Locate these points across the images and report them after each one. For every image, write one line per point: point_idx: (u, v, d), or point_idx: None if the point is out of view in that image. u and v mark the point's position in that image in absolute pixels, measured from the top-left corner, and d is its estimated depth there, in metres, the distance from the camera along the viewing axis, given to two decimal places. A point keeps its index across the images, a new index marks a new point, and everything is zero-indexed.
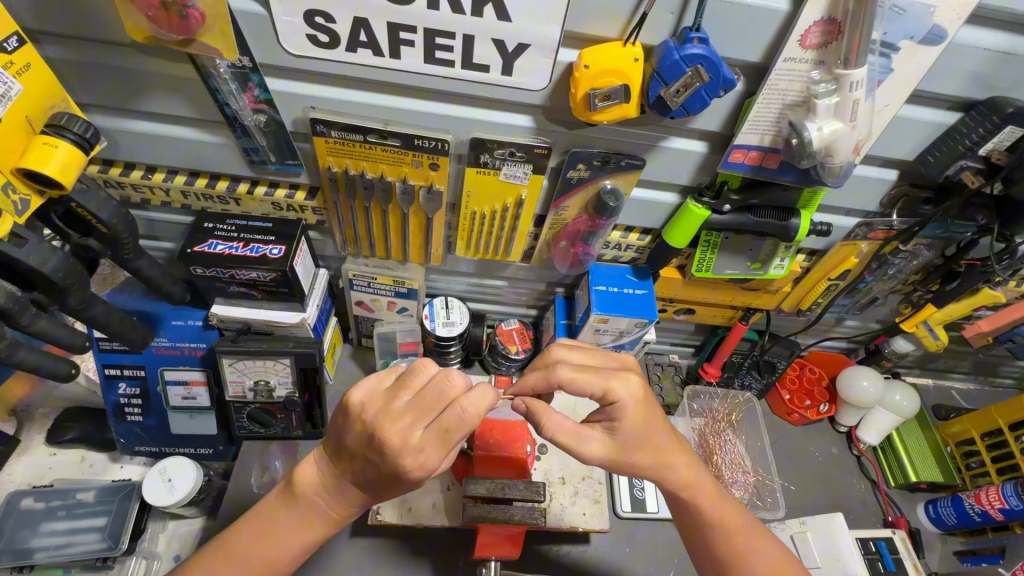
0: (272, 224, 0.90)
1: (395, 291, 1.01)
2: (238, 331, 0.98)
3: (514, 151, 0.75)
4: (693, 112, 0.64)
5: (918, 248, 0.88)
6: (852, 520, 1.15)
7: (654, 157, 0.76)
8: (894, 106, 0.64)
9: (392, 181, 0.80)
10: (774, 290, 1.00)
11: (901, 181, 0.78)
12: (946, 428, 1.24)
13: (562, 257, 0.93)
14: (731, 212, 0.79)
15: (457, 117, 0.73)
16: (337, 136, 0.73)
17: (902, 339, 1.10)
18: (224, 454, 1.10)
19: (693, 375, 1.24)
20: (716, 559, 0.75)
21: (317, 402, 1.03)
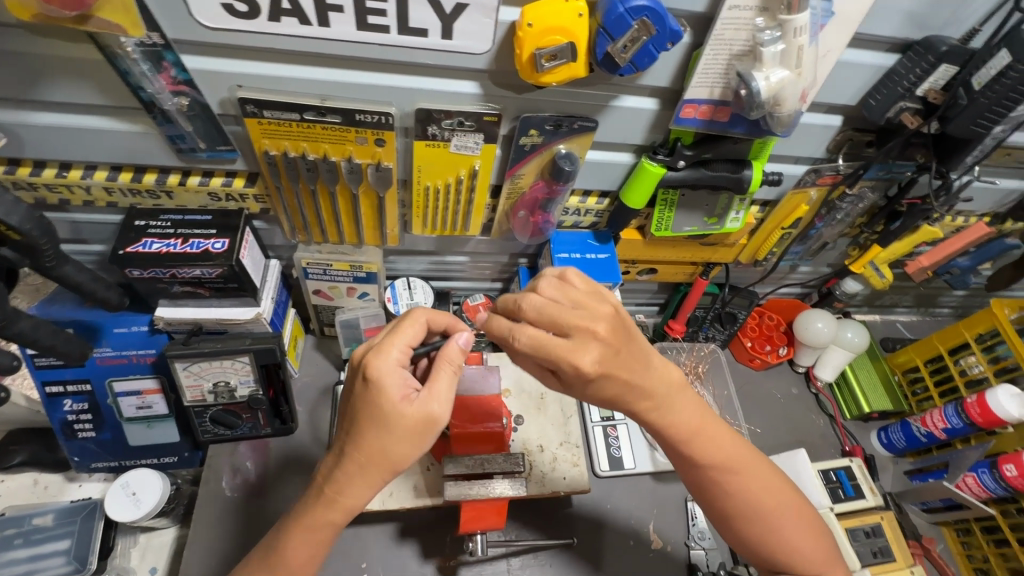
0: (212, 216, 0.84)
1: (354, 276, 0.97)
2: (188, 333, 0.92)
3: (463, 121, 0.71)
4: (642, 68, 0.62)
5: (864, 191, 0.90)
6: (815, 454, 1.23)
7: (606, 117, 0.74)
8: (836, 52, 0.64)
9: (336, 160, 0.76)
10: (731, 244, 1.01)
11: (845, 126, 0.80)
12: (893, 358, 1.32)
13: (522, 228, 0.92)
14: (686, 168, 0.80)
15: (398, 87, 0.68)
16: (271, 117, 0.68)
17: (851, 280, 1.16)
18: (191, 460, 1.05)
19: (659, 333, 1.27)
20: (718, 481, 0.78)
21: (283, 397, 0.99)
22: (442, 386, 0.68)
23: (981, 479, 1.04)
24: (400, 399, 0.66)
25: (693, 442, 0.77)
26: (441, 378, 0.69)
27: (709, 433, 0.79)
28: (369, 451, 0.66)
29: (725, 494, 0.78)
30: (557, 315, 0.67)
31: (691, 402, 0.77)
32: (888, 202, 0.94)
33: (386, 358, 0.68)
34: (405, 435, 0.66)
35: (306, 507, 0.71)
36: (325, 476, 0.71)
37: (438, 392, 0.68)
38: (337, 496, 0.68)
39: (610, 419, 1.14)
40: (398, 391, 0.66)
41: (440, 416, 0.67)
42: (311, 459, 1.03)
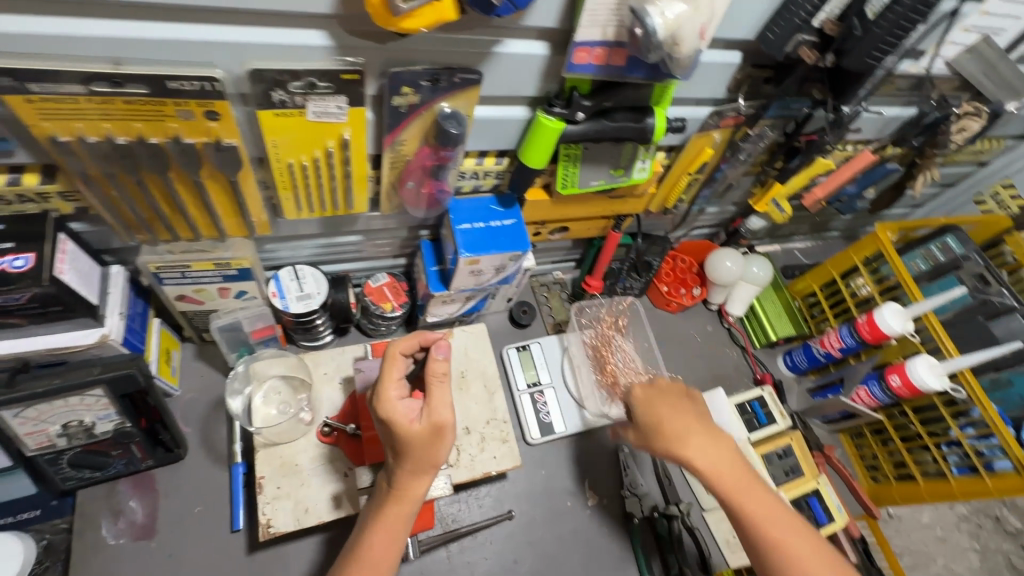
0: (4, 225, 0.65)
1: (223, 275, 0.82)
2: (11, 371, 0.74)
3: (315, 82, 0.58)
4: (521, 7, 0.52)
5: (764, 130, 0.87)
6: (730, 386, 1.29)
7: (492, 67, 0.64)
8: None
9: (159, 143, 0.60)
10: (640, 194, 0.97)
11: (744, 63, 0.75)
12: (794, 286, 1.39)
13: (414, 200, 0.81)
14: (586, 120, 0.71)
15: (221, 43, 0.53)
16: (43, 92, 0.51)
17: (755, 217, 1.16)
18: (61, 510, 0.89)
19: (578, 290, 1.24)
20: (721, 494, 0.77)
21: (161, 424, 0.86)
22: (438, 398, 0.73)
23: (872, 391, 1.13)
24: (407, 423, 0.71)
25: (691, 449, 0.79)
26: (436, 389, 0.73)
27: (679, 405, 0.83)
28: (409, 463, 0.71)
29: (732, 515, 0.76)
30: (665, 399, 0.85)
31: (710, 438, 0.80)
32: (787, 139, 0.94)
33: (387, 397, 0.72)
34: (423, 447, 0.71)
35: (374, 506, 0.74)
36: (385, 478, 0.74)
37: (436, 401, 0.72)
38: (399, 494, 0.72)
39: (536, 384, 1.11)
40: (405, 418, 0.71)
41: (446, 420, 0.72)
42: (209, 484, 0.91)
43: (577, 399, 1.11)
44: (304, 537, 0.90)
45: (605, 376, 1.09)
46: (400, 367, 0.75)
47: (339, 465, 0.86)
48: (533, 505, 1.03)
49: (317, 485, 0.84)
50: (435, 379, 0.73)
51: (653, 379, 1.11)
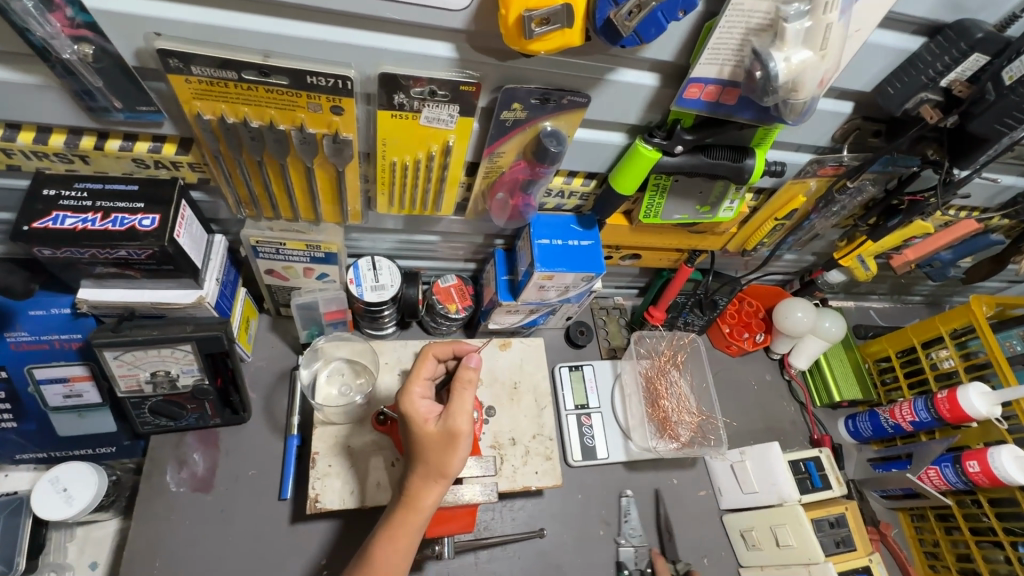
0: (138, 186, 0.72)
1: (310, 257, 0.87)
2: (118, 317, 0.81)
3: (436, 90, 0.61)
4: (647, 40, 0.53)
5: (864, 183, 0.84)
6: (784, 441, 1.23)
7: (600, 93, 0.65)
8: (866, 31, 0.56)
9: (285, 130, 0.65)
10: (720, 232, 0.96)
11: (856, 114, 0.73)
12: (865, 347, 1.32)
13: (499, 210, 0.83)
14: (684, 153, 0.71)
15: (360, 47, 0.57)
16: (201, 75, 0.57)
17: (836, 272, 1.12)
18: (132, 450, 0.96)
19: (638, 318, 1.22)
20: None
21: (233, 387, 0.90)
22: (457, 404, 0.74)
23: (944, 473, 1.06)
24: (423, 420, 0.74)
25: None
26: (457, 394, 0.74)
27: None
28: (419, 467, 0.73)
29: None
30: None
31: None
32: (888, 195, 0.89)
33: (409, 394, 0.76)
34: (435, 448, 0.72)
35: (388, 513, 0.75)
36: (400, 485, 0.76)
37: (455, 407, 0.74)
38: (410, 501, 0.73)
39: (584, 407, 1.10)
40: (421, 415, 0.74)
41: (461, 428, 0.72)
42: (266, 450, 0.96)
43: (624, 428, 1.08)
44: (344, 517, 0.93)
45: (658, 411, 1.08)
46: (428, 368, 0.79)
47: (386, 455, 0.87)
48: (567, 527, 1.02)
49: (364, 470, 0.86)
50: (458, 384, 0.75)
51: (705, 422, 1.10)
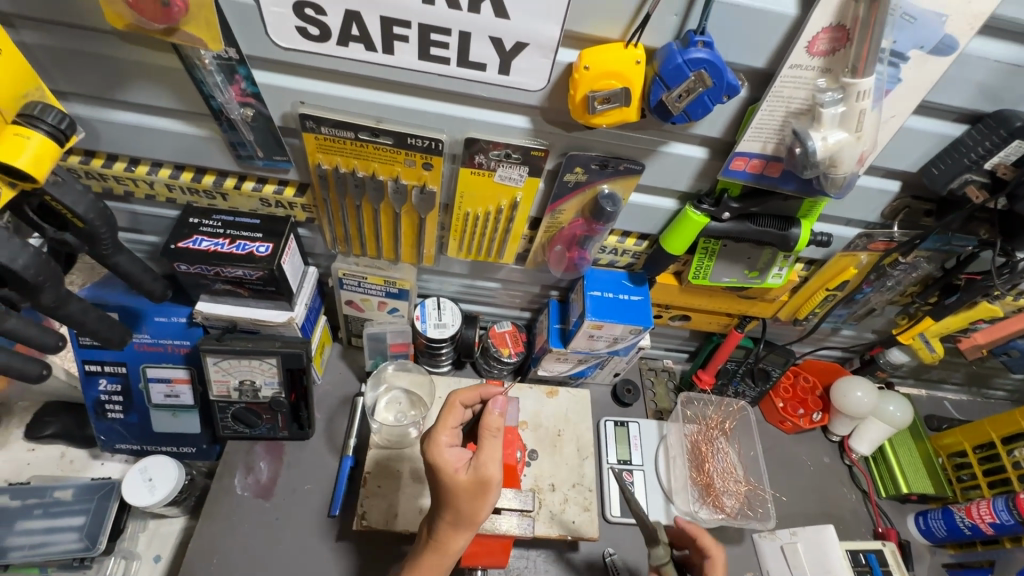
0: (260, 220, 0.87)
1: (386, 291, 0.98)
2: (223, 329, 0.95)
3: (511, 153, 0.72)
4: (695, 118, 0.62)
5: (919, 261, 0.86)
6: (843, 530, 1.15)
7: (653, 162, 0.74)
8: (902, 116, 0.62)
9: (383, 180, 0.78)
10: (771, 299, 0.98)
11: (903, 192, 0.77)
12: (937, 439, 1.24)
13: (557, 262, 0.91)
14: (731, 220, 0.78)
15: (453, 117, 0.70)
16: (327, 133, 0.71)
17: (897, 350, 1.10)
18: (208, 453, 1.06)
19: (687, 382, 1.23)
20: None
21: (304, 403, 1.00)
22: (487, 452, 0.73)
23: None
24: (453, 471, 0.72)
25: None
26: (486, 442, 0.74)
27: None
28: (451, 516, 0.73)
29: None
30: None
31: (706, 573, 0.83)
32: (944, 275, 0.90)
33: (436, 443, 0.75)
34: (466, 497, 0.72)
35: (417, 552, 0.78)
36: (428, 526, 0.78)
37: (486, 454, 0.72)
38: (440, 543, 0.75)
39: (627, 463, 1.10)
40: (450, 467, 0.73)
41: (493, 476, 0.72)
42: (322, 467, 1.04)
43: (665, 490, 1.07)
44: (384, 540, 0.97)
45: (702, 477, 1.06)
46: (455, 415, 0.78)
47: None
48: None
49: (411, 496, 0.92)
50: (487, 432, 0.74)
51: (752, 493, 1.08)
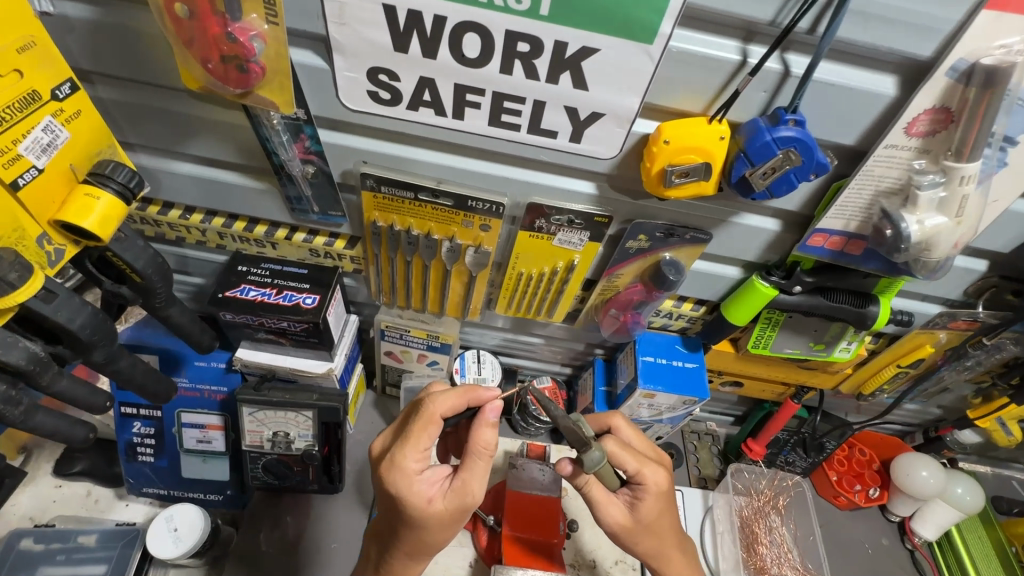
0: (307, 270, 0.85)
1: (428, 344, 0.95)
2: (260, 376, 0.93)
3: (573, 219, 0.70)
4: (777, 194, 0.58)
5: (1004, 341, 0.79)
6: None
7: (722, 232, 0.70)
8: (1005, 200, 0.57)
9: (438, 239, 0.76)
10: (834, 371, 0.92)
11: (991, 272, 0.72)
12: (1013, 527, 1.13)
13: (608, 323, 0.87)
14: (801, 293, 0.73)
15: (515, 181, 0.68)
16: (386, 192, 0.70)
17: (968, 431, 1.02)
18: (234, 501, 1.03)
19: (735, 449, 1.15)
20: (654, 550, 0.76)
21: (336, 457, 0.95)
22: (472, 480, 0.67)
23: None
24: (427, 502, 0.67)
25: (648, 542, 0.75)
26: (471, 465, 0.67)
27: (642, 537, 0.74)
28: (413, 544, 0.70)
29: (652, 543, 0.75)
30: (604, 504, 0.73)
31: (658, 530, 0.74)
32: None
33: (405, 471, 0.67)
34: (443, 525, 0.68)
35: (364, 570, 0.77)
36: (377, 553, 0.75)
37: (468, 482, 0.67)
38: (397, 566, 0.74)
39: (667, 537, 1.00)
40: (422, 497, 0.67)
41: (474, 501, 0.68)
42: (350, 524, 0.99)
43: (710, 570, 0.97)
44: None
45: (753, 559, 0.98)
46: (429, 434, 0.69)
47: (466, 552, 0.86)
48: None
49: (443, 564, 0.85)
50: (473, 454, 0.67)
51: None
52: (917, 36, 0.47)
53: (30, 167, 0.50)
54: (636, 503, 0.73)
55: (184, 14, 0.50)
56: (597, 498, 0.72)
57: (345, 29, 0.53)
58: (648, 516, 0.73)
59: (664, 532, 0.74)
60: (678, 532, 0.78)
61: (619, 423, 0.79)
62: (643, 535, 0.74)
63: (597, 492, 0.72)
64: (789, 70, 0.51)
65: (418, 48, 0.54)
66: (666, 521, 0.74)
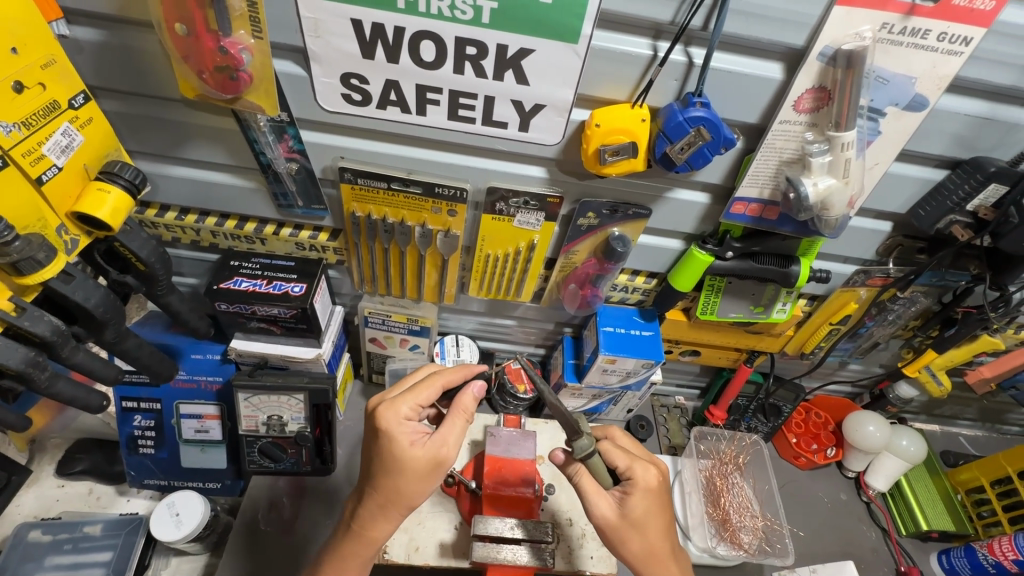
0: (294, 263, 0.93)
1: (408, 329, 1.03)
2: (254, 365, 1.00)
3: (529, 201, 0.79)
4: (696, 167, 0.68)
5: (916, 295, 0.92)
6: (864, 569, 1.13)
7: (660, 207, 0.80)
8: (884, 164, 0.68)
9: (411, 225, 0.85)
10: (777, 334, 1.03)
11: (896, 232, 0.82)
12: (954, 475, 1.23)
13: (570, 299, 0.96)
14: (733, 258, 0.83)
15: (475, 169, 0.78)
16: (363, 183, 0.78)
17: (905, 385, 1.13)
18: (232, 489, 1.09)
19: (699, 417, 1.26)
20: (642, 552, 0.77)
21: (328, 437, 1.02)
22: (407, 397, 0.77)
23: None
24: (378, 397, 0.80)
25: (634, 540, 0.77)
26: (418, 391, 0.78)
27: (632, 533, 0.76)
28: (364, 464, 0.78)
29: (646, 540, 0.77)
30: (592, 495, 0.77)
31: (652, 527, 0.77)
32: (943, 308, 0.95)
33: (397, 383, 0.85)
34: (370, 426, 0.77)
35: (337, 541, 0.79)
36: (350, 512, 0.78)
37: (402, 396, 0.77)
38: (362, 531, 0.76)
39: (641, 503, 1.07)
40: (379, 395, 0.81)
41: (392, 412, 0.75)
42: (342, 502, 1.04)
43: (682, 527, 1.05)
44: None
45: (718, 511, 1.06)
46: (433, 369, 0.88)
47: (451, 516, 0.94)
48: None
49: (429, 530, 0.92)
50: (427, 385, 0.79)
51: (770, 528, 1.07)
52: (789, 29, 0.58)
53: (52, 166, 0.58)
54: (625, 497, 0.77)
55: (183, 32, 0.59)
56: (586, 488, 0.77)
57: (320, 41, 0.62)
58: (640, 508, 0.76)
59: (651, 532, 0.76)
60: (669, 534, 0.79)
61: (617, 434, 0.88)
62: (630, 533, 0.76)
63: (586, 481, 0.77)
64: (692, 61, 0.62)
65: (383, 55, 0.63)
66: (654, 522, 0.77)
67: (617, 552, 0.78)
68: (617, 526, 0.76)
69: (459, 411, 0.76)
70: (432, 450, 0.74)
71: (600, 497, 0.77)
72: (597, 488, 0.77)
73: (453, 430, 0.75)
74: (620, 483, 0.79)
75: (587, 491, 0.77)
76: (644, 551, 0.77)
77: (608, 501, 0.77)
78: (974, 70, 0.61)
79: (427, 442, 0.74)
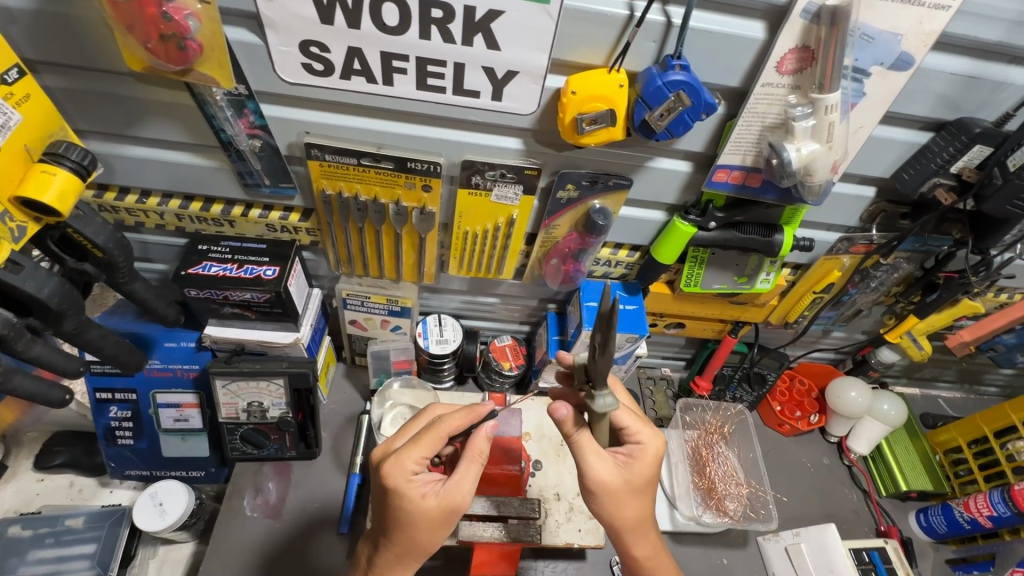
0: (266, 245, 0.90)
1: (388, 309, 1.01)
2: (230, 351, 0.97)
3: (505, 173, 0.76)
4: (677, 134, 0.65)
5: (898, 261, 0.92)
6: (845, 530, 1.16)
7: (641, 176, 0.78)
8: (868, 127, 0.67)
9: (385, 203, 0.81)
10: (761, 304, 1.02)
11: (879, 198, 0.81)
12: (934, 436, 1.25)
13: (553, 275, 0.95)
14: (717, 228, 0.82)
15: (448, 143, 0.74)
16: (331, 160, 0.75)
17: (886, 350, 1.12)
18: (216, 476, 1.07)
19: (685, 389, 1.26)
20: (632, 518, 0.75)
21: (311, 421, 1.01)
22: (412, 450, 0.71)
23: None
24: (386, 445, 0.75)
25: (627, 507, 0.74)
26: (423, 445, 0.71)
27: (629, 499, 0.74)
28: (376, 517, 0.75)
29: (641, 508, 0.75)
30: (594, 457, 0.72)
31: (647, 495, 0.76)
32: (925, 274, 0.95)
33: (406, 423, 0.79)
34: (375, 483, 0.73)
35: None
36: (367, 555, 0.77)
37: (407, 450, 0.71)
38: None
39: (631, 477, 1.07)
40: (388, 442, 0.76)
41: (396, 468, 0.70)
42: (330, 487, 1.03)
43: (669, 497, 1.06)
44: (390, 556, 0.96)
45: (703, 480, 1.06)
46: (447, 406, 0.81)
47: None
48: None
49: None
50: (433, 434, 0.71)
51: (754, 495, 1.09)
52: None
53: None
54: (631, 463, 0.74)
55: None
56: (586, 448, 0.72)
57: (273, 5, 0.58)
58: (645, 475, 0.74)
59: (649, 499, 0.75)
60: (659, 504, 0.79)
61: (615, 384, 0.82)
62: (627, 498, 0.74)
63: (588, 441, 0.72)
64: (670, 21, 0.59)
65: (342, 20, 0.59)
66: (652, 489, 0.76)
67: (600, 513, 0.76)
68: (611, 492, 0.73)
69: (473, 452, 0.71)
70: (444, 499, 0.69)
71: (600, 460, 0.72)
72: (598, 451, 0.72)
73: (466, 474, 0.70)
74: (626, 445, 0.76)
75: (587, 453, 0.72)
76: (636, 517, 0.75)
77: (609, 466, 0.73)
78: (961, 25, 0.58)
79: (440, 492, 0.70)
